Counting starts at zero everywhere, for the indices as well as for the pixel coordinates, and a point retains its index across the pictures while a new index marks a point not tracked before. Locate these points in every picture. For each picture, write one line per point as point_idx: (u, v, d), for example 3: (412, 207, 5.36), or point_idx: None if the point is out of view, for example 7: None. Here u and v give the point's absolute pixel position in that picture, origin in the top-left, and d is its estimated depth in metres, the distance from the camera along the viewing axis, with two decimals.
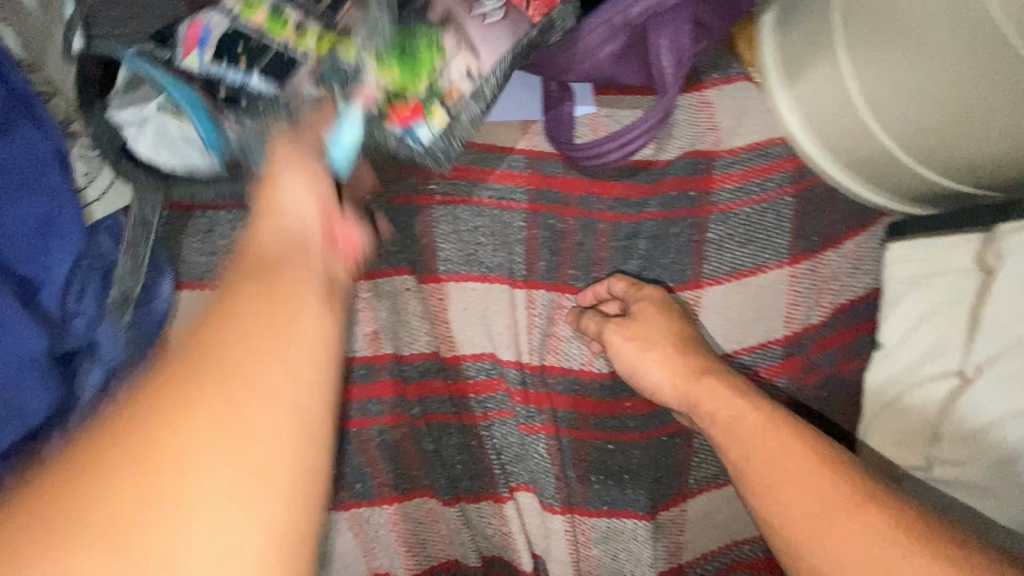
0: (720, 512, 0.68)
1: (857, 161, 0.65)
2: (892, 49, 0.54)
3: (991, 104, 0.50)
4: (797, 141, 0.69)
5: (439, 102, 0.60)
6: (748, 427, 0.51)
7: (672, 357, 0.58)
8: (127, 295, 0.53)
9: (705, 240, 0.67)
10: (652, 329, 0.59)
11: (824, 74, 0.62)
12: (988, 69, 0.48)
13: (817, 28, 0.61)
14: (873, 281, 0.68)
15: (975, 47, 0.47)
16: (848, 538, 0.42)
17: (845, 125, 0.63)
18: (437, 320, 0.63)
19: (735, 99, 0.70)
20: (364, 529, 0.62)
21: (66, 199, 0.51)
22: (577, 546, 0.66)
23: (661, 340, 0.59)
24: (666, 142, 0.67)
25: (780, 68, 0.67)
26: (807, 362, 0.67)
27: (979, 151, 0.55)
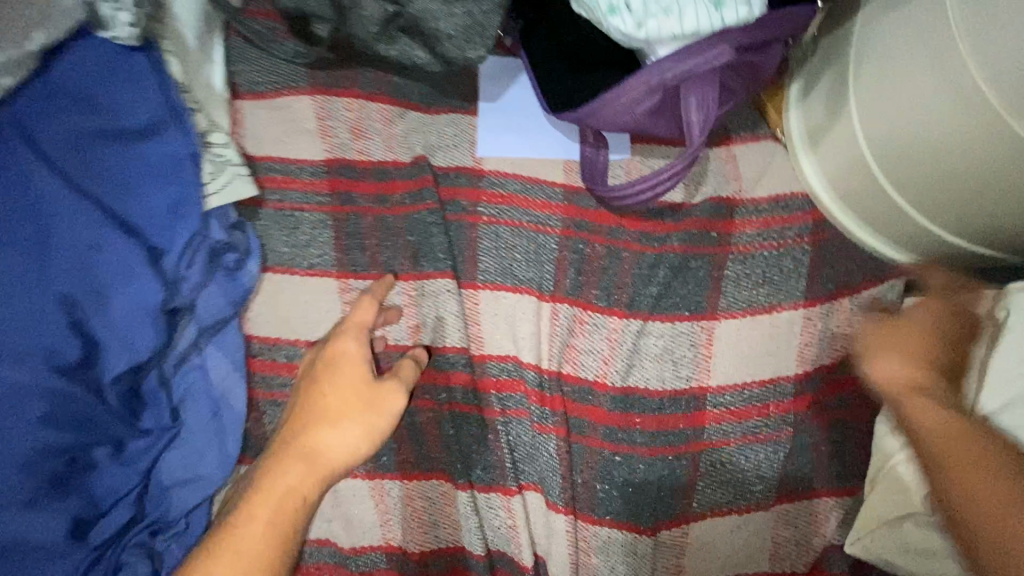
0: (723, 543, 0.69)
1: (875, 219, 0.70)
2: (901, 121, 0.61)
3: (991, 172, 0.56)
4: (819, 199, 0.74)
5: None
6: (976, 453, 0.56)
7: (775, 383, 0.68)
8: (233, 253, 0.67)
9: (723, 276, 0.72)
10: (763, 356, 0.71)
11: (843, 140, 0.69)
12: (982, 139, 0.55)
13: (837, 99, 0.68)
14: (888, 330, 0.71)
15: (970, 120, 0.55)
16: None
17: (863, 185, 0.69)
18: (469, 322, 0.72)
19: (760, 154, 0.77)
20: (384, 501, 0.69)
21: (194, 189, 0.64)
22: (577, 551, 0.69)
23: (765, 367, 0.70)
24: (694, 186, 0.75)
25: (803, 135, 0.74)
26: (817, 402, 0.69)
27: (986, 215, 0.60)
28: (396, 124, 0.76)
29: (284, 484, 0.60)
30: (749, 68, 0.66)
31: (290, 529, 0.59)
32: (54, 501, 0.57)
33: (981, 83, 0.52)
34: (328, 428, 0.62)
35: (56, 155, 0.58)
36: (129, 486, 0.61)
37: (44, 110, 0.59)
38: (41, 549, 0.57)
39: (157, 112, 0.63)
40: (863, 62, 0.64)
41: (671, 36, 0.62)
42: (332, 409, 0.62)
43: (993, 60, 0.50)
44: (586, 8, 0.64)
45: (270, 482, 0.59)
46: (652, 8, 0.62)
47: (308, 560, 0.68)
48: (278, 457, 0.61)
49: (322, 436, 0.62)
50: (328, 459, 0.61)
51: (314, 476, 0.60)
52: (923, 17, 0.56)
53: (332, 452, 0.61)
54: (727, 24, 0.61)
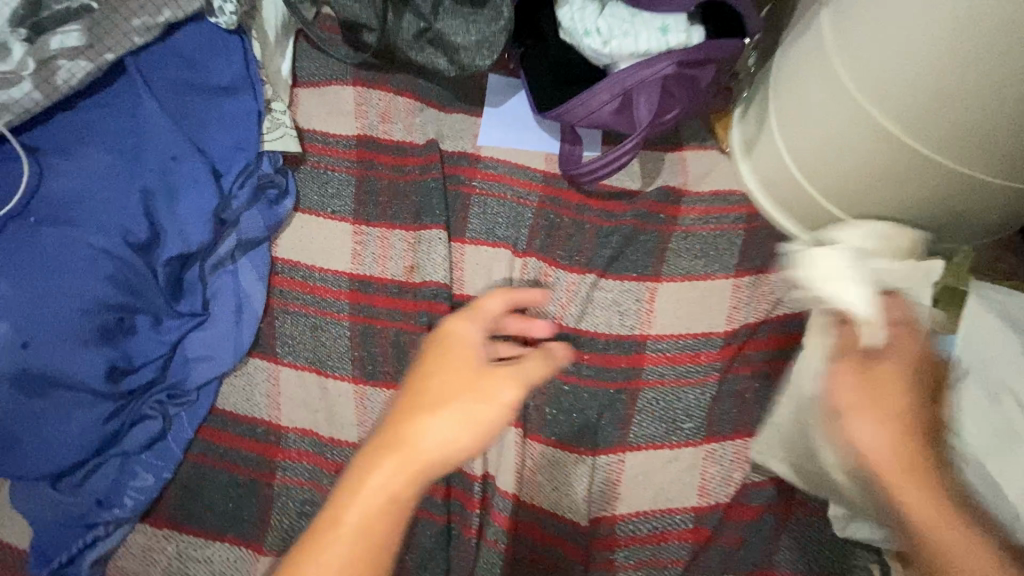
0: (654, 474, 0.78)
1: (797, 210, 0.86)
2: (804, 123, 0.78)
3: (871, 155, 0.73)
4: (755, 198, 0.90)
5: None
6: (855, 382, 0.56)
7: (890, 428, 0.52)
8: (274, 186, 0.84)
9: (668, 248, 0.87)
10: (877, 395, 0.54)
11: (767, 147, 0.86)
12: (860, 126, 0.71)
13: (762, 115, 0.86)
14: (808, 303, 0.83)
15: (847, 112, 0.72)
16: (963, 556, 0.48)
17: (786, 183, 0.85)
18: (454, 268, 0.87)
19: (707, 159, 0.93)
20: (363, 403, 0.80)
21: (255, 134, 0.83)
22: (524, 467, 0.78)
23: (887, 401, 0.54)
24: (649, 178, 0.92)
25: (741, 147, 0.91)
26: (742, 355, 0.81)
27: (875, 194, 0.76)
28: (415, 114, 0.97)
29: (386, 484, 0.49)
30: (692, 81, 0.84)
31: (373, 556, 0.47)
32: (100, 348, 0.70)
33: (849, 82, 0.70)
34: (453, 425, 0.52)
35: (161, 94, 0.79)
36: (158, 353, 0.74)
37: (158, 64, 0.80)
38: (81, 387, 0.70)
39: (238, 78, 0.84)
40: (776, 85, 0.82)
41: (630, 53, 0.84)
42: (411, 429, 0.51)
43: (857, 68, 0.68)
44: (569, 32, 0.87)
45: (355, 485, 0.49)
46: (616, 32, 0.84)
47: (289, 447, 0.77)
48: (385, 451, 0.50)
49: (426, 425, 0.51)
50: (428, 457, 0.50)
51: (412, 475, 0.49)
52: (810, 46, 0.75)
53: (427, 452, 0.50)
54: (671, 46, 0.83)
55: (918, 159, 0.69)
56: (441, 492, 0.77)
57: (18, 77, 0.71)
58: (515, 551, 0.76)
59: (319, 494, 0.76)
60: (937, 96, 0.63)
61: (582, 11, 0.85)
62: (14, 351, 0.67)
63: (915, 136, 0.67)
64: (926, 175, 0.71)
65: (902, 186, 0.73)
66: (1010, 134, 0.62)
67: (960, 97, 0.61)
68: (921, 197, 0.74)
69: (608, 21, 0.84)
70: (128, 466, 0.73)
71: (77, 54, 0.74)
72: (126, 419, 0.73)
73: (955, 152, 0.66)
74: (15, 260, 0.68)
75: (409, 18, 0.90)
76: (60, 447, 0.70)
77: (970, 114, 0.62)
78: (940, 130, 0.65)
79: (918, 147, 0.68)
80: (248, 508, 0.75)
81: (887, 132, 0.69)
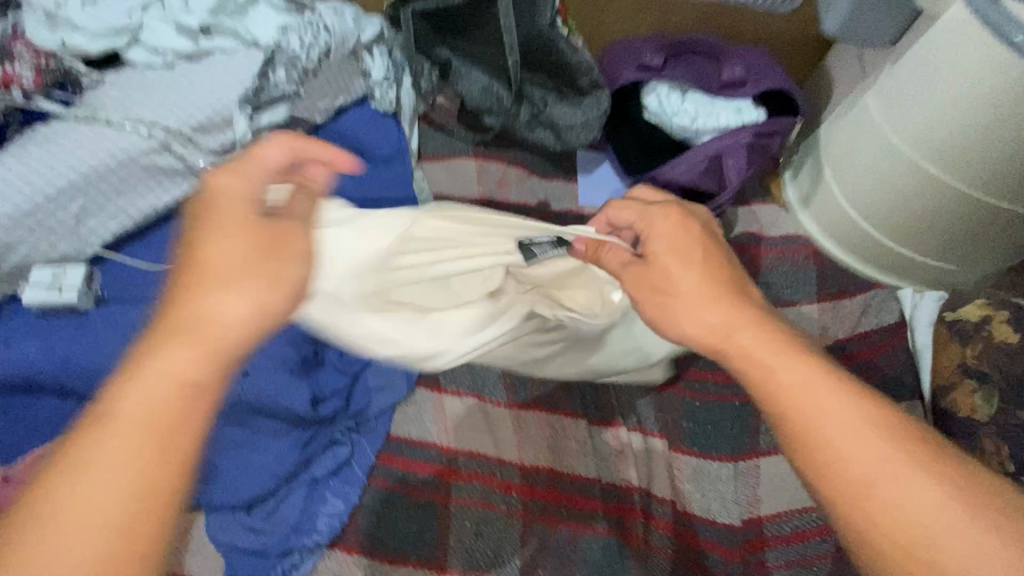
0: (789, 475, 0.87)
1: (855, 245, 1.06)
2: (858, 177, 0.99)
3: (921, 200, 0.93)
4: (816, 238, 1.11)
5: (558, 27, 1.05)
6: (859, 450, 0.47)
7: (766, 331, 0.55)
8: None
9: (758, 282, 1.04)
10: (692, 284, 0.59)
11: (824, 199, 1.06)
12: (910, 174, 0.91)
13: (817, 175, 1.07)
14: (882, 320, 1.03)
15: (897, 167, 0.92)
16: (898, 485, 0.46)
17: (846, 225, 1.05)
18: None
19: (771, 211, 1.14)
20: (520, 425, 0.87)
21: (412, 195, 0.97)
22: (673, 476, 0.86)
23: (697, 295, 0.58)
24: (731, 227, 1.10)
25: (799, 201, 1.12)
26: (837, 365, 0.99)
27: (924, 228, 0.96)
28: (529, 181, 1.15)
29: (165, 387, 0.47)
30: (762, 148, 1.05)
31: (176, 442, 0.46)
32: (302, 377, 0.78)
33: (897, 144, 0.91)
34: (225, 320, 0.50)
35: None
36: (342, 383, 0.82)
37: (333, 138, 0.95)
38: (282, 415, 0.77)
39: (393, 149, 0.98)
40: (828, 150, 1.04)
41: (712, 128, 1.07)
42: (187, 324, 0.49)
43: (904, 134, 0.89)
44: (657, 114, 1.11)
45: (133, 373, 0.46)
46: (700, 112, 1.08)
47: (460, 469, 0.83)
48: (162, 330, 0.49)
49: (208, 301, 0.50)
50: (216, 339, 0.49)
51: (208, 353, 0.49)
52: (858, 120, 0.96)
53: (220, 322, 0.50)
54: (745, 121, 1.06)
55: (959, 201, 0.89)
56: (610, 507, 0.82)
57: (232, 146, 0.84)
58: (678, 558, 0.80)
59: (492, 513, 0.81)
60: (972, 155, 0.83)
61: (668, 97, 1.10)
62: (232, 379, 0.75)
63: (956, 178, 0.87)
64: (963, 213, 0.91)
65: (946, 222, 0.93)
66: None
67: (990, 155, 0.82)
68: (961, 230, 0.93)
69: (692, 104, 1.08)
70: (318, 493, 0.78)
71: (277, 129, 0.87)
72: (318, 446, 0.79)
73: (989, 195, 0.86)
74: None
75: (524, 108, 1.10)
76: (259, 474, 0.75)
77: (1000, 166, 0.82)
78: (977, 179, 0.85)
79: (958, 192, 0.88)
80: (428, 529, 0.79)
81: (933, 182, 0.89)
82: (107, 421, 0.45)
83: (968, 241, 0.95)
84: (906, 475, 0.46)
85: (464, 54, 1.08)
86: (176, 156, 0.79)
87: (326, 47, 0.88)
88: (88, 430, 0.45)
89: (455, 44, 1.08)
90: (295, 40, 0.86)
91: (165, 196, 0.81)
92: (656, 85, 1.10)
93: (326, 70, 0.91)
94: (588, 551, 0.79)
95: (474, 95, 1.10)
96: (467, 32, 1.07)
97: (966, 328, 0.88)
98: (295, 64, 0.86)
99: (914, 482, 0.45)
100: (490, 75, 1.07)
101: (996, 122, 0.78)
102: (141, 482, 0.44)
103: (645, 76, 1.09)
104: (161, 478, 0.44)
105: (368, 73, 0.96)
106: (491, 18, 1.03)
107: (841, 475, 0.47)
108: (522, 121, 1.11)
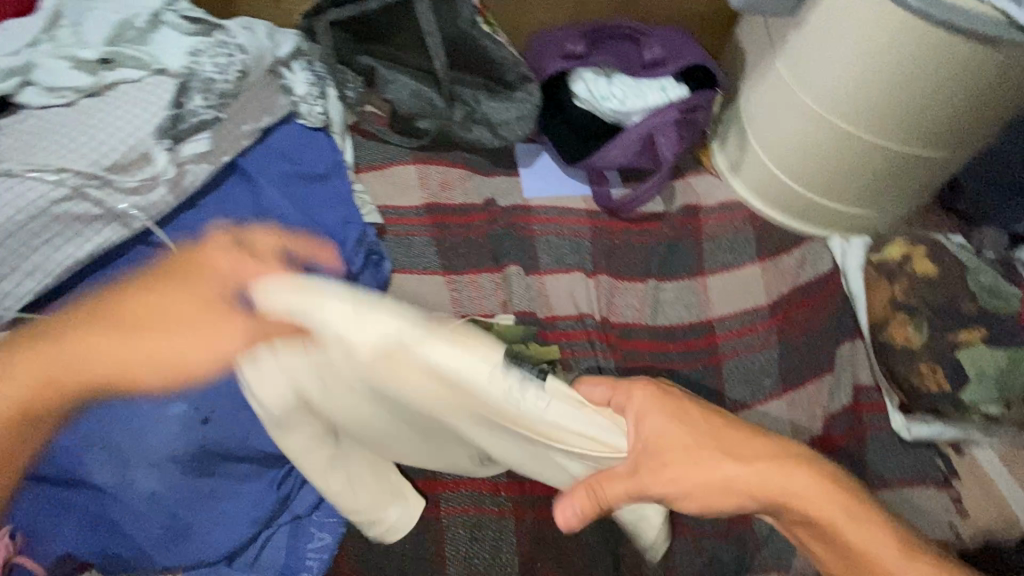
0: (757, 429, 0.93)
1: (785, 204, 1.11)
2: (779, 138, 1.05)
3: (838, 151, 0.99)
4: (749, 202, 1.15)
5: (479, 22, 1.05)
6: (799, 483, 0.57)
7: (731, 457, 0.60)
8: (374, 249, 0.94)
9: (703, 249, 1.08)
10: (666, 416, 0.63)
11: (751, 162, 1.12)
12: (826, 130, 0.98)
13: (742, 142, 1.13)
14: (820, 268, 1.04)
15: (814, 123, 0.98)
16: (876, 542, 0.55)
17: (774, 185, 1.11)
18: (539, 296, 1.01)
19: (706, 181, 1.18)
20: None
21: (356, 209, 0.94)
22: None
23: (652, 411, 0.64)
24: (671, 201, 1.13)
25: (729, 168, 1.17)
26: (788, 318, 1.01)
27: (843, 178, 1.03)
28: (470, 180, 1.12)
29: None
30: (692, 123, 1.10)
31: None
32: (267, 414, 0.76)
33: (811, 101, 0.96)
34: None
35: (273, 185, 0.90)
36: None
37: (262, 162, 0.91)
38: (252, 457, 0.75)
39: (329, 165, 0.96)
40: (749, 116, 1.10)
41: (641, 108, 1.09)
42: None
43: (816, 90, 0.95)
44: (587, 100, 1.13)
45: None
46: (628, 95, 1.10)
47: (445, 478, 0.82)
48: None
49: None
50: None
51: None
52: (773, 83, 1.02)
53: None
54: (672, 98, 1.09)
55: (871, 148, 0.96)
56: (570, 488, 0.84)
57: (154, 183, 0.78)
58: (668, 525, 0.85)
59: (484, 517, 0.80)
60: (878, 102, 0.90)
61: (595, 82, 1.12)
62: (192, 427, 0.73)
63: (868, 129, 0.94)
64: (875, 160, 0.98)
65: (862, 170, 1.00)
66: (929, 121, 0.90)
67: (894, 101, 0.89)
68: (875, 176, 1.01)
69: (619, 88, 1.11)
70: (302, 529, 0.74)
71: (201, 158, 0.82)
72: (295, 482, 0.75)
73: (896, 138, 0.94)
74: None
75: (458, 108, 1.09)
76: (233, 523, 0.72)
77: (902, 111, 0.89)
78: (885, 125, 0.92)
79: (869, 139, 0.95)
80: (422, 544, 0.77)
81: (847, 132, 0.96)
82: None
83: (882, 187, 1.03)
84: (839, 524, 0.56)
85: (390, 60, 1.08)
86: (92, 201, 0.74)
87: (244, 67, 0.86)
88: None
89: (379, 50, 1.08)
90: (208, 65, 0.83)
91: (85, 244, 0.75)
92: (582, 72, 1.12)
93: (248, 91, 0.88)
94: (584, 535, 0.81)
95: (405, 101, 1.09)
96: (389, 37, 1.07)
97: (891, 266, 0.97)
98: (212, 88, 0.83)
99: (881, 538, 0.55)
100: (418, 78, 1.08)
101: (896, 69, 0.85)
102: None
103: (570, 65, 1.11)
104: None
105: (291, 89, 0.94)
106: (411, 20, 1.04)
107: (801, 511, 0.57)
108: (457, 121, 1.10)
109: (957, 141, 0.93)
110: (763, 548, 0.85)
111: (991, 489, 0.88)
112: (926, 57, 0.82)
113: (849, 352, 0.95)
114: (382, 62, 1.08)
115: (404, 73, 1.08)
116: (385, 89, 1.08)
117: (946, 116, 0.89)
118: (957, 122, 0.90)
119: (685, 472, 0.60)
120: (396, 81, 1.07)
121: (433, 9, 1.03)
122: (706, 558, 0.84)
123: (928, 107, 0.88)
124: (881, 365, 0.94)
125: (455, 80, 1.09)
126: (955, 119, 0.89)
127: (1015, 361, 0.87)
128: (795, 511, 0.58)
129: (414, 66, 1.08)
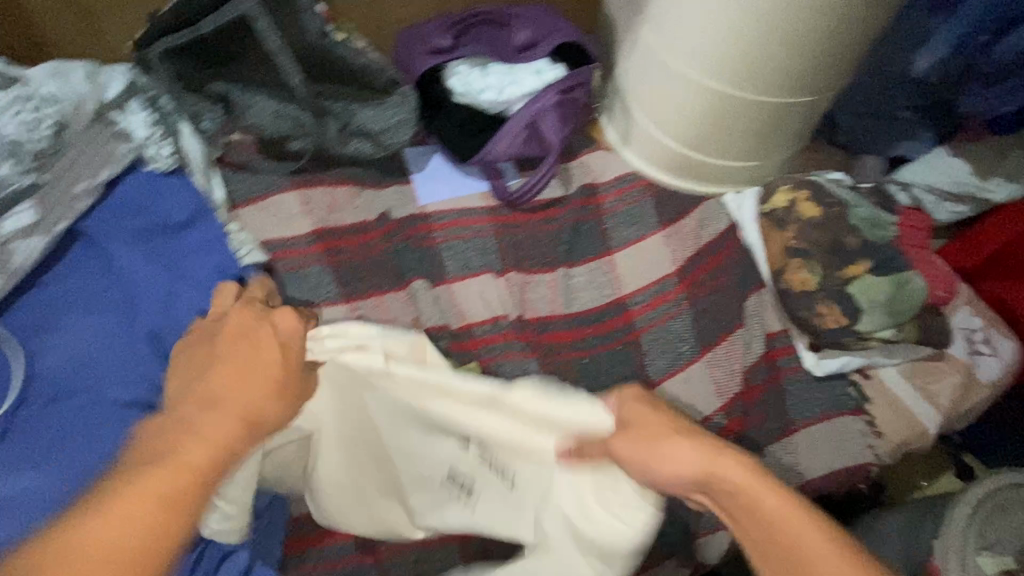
0: (680, 396, 0.96)
1: (677, 168, 1.12)
2: (662, 102, 1.05)
3: (715, 111, 1.01)
4: (644, 171, 1.14)
5: (332, 31, 0.99)
6: (770, 508, 0.64)
7: (692, 444, 0.69)
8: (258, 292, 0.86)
9: (606, 228, 1.07)
10: (656, 426, 0.72)
11: (639, 130, 1.11)
12: (702, 89, 0.99)
13: (626, 113, 1.13)
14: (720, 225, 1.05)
15: (687, 87, 1.00)
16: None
17: (664, 152, 1.11)
18: (452, 305, 1.00)
19: (600, 156, 1.16)
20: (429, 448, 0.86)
21: (230, 254, 0.87)
22: None
23: (662, 431, 0.71)
24: (568, 183, 1.11)
25: (619, 140, 1.17)
26: (696, 281, 1.01)
27: (725, 136, 1.05)
28: (359, 196, 1.05)
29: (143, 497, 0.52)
30: (573, 102, 1.07)
31: (187, 501, 0.55)
32: None
33: (680, 66, 0.97)
34: (195, 441, 0.58)
35: (125, 247, 0.84)
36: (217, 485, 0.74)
37: (110, 224, 0.86)
38: None
39: (190, 213, 0.89)
40: (629, 87, 1.09)
41: (520, 94, 1.06)
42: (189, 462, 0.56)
43: (683, 55, 0.96)
44: (465, 94, 1.08)
45: (164, 465, 0.55)
46: (505, 82, 1.07)
47: None
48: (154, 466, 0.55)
49: (199, 427, 0.59)
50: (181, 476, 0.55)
51: (242, 428, 0.61)
52: (643, 51, 1.02)
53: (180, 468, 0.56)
54: (549, 80, 1.07)
55: (743, 103, 0.99)
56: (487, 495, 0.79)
57: None
58: None
59: None
60: (741, 59, 0.92)
61: (470, 75, 1.08)
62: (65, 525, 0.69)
63: (739, 82, 0.96)
64: (750, 114, 1.00)
65: (740, 125, 1.03)
66: (791, 71, 0.93)
67: (754, 55, 0.91)
68: (754, 130, 1.04)
69: (495, 77, 1.07)
70: None
71: (29, 233, 0.78)
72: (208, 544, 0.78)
73: (764, 91, 0.96)
74: (43, 441, 0.71)
75: (329, 121, 1.02)
76: None
77: (764, 64, 0.92)
78: (751, 80, 0.95)
79: (740, 95, 0.97)
80: None
81: (719, 92, 0.98)
82: (130, 489, 0.53)
83: (762, 138, 1.06)
84: None
85: (242, 81, 0.98)
86: None
87: (59, 121, 0.79)
88: (85, 513, 0.51)
89: (227, 70, 0.97)
90: (17, 124, 0.78)
91: None
92: (456, 66, 1.08)
93: (74, 145, 0.82)
94: (531, 538, 0.82)
95: (269, 123, 0.99)
96: (235, 56, 0.96)
97: (779, 214, 1.00)
98: (20, 151, 0.77)
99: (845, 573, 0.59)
100: (279, 96, 0.99)
101: (750, 25, 0.87)
102: (152, 526, 0.52)
103: (442, 60, 1.07)
104: (141, 533, 0.51)
105: (129, 134, 0.88)
106: (257, 33, 0.94)
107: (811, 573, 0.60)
108: (332, 135, 1.02)
109: (820, 85, 0.97)
110: (703, 509, 0.88)
111: (895, 404, 0.95)
112: (775, 10, 0.84)
113: (756, 305, 0.98)
114: (234, 85, 0.97)
115: (261, 91, 0.98)
116: (243, 113, 0.98)
117: (805, 65, 0.92)
118: (816, 68, 0.93)
119: (686, 457, 0.69)
120: (254, 103, 0.98)
121: (278, 22, 0.95)
122: (653, 532, 0.86)
123: (786, 58, 0.90)
124: (785, 311, 0.97)
125: (321, 92, 1.02)
126: (813, 66, 0.92)
127: (898, 286, 0.92)
128: (799, 554, 0.62)
129: (272, 84, 0.98)
